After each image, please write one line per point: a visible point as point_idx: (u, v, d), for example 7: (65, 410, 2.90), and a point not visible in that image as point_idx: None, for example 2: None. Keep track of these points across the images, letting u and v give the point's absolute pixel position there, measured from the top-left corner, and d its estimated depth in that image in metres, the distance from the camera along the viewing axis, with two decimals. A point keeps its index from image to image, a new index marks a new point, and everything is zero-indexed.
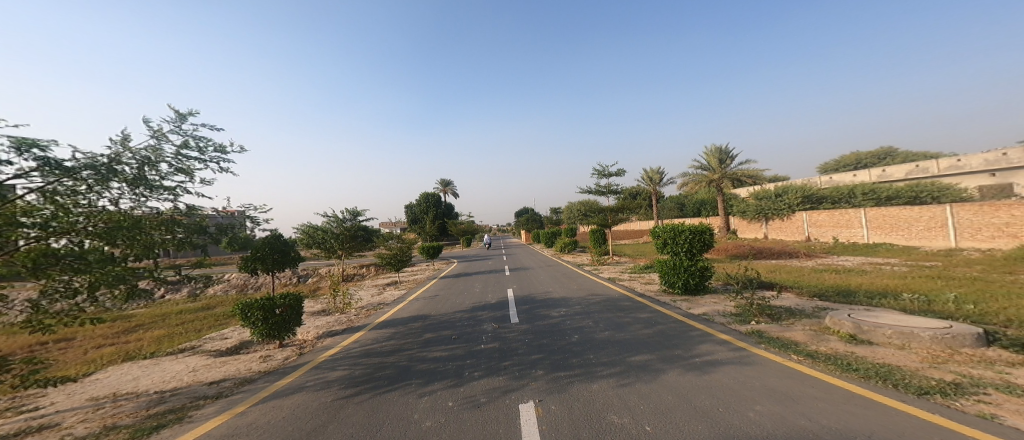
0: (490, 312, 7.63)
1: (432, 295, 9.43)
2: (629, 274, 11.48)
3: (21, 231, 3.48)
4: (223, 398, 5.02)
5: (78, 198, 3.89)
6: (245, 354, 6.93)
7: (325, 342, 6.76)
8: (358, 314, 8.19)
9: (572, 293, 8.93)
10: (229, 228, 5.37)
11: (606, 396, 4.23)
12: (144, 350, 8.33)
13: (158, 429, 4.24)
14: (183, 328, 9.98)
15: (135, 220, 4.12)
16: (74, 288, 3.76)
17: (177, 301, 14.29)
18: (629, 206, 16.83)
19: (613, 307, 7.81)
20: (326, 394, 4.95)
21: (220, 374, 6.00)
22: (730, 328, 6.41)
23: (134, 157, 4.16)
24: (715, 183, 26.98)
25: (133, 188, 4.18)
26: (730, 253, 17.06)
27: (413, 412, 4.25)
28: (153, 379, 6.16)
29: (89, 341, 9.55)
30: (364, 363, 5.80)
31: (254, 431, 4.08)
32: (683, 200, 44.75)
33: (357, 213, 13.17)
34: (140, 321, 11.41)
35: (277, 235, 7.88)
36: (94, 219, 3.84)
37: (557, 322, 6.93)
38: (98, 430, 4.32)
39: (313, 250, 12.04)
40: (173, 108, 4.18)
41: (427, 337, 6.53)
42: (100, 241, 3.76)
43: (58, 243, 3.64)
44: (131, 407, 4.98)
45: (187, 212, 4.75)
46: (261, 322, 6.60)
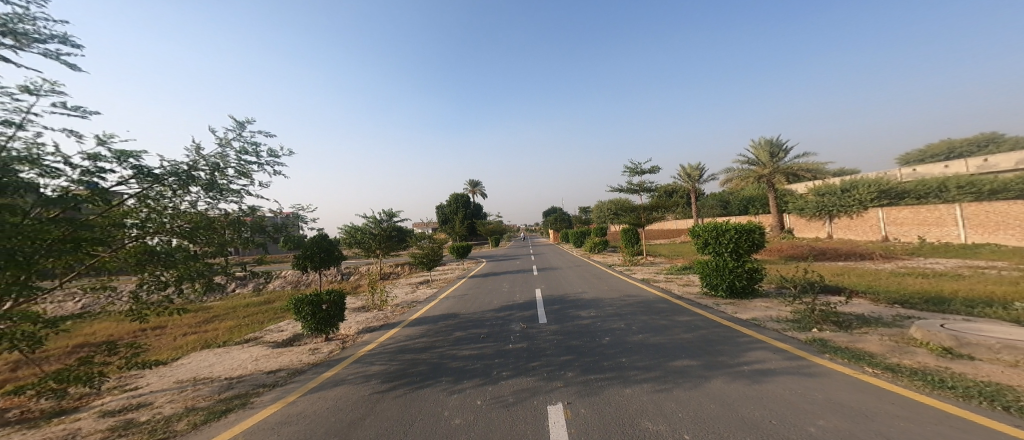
0: (519, 311, 7.64)
1: (462, 293, 9.62)
2: (667, 275, 10.99)
3: (126, 230, 4.17)
4: (279, 387, 5.48)
5: (165, 202, 4.49)
6: (297, 347, 7.52)
7: (365, 337, 7.15)
8: (394, 311, 8.55)
9: (603, 294, 8.70)
10: (284, 227, 5.84)
11: (640, 402, 4.09)
12: (218, 339, 9.32)
13: (227, 412, 4.71)
14: (248, 320, 10.99)
15: (210, 221, 4.71)
16: (164, 281, 4.46)
17: (244, 295, 15.76)
18: (664, 204, 16.18)
19: (648, 309, 7.53)
20: (365, 388, 5.25)
21: (277, 364, 6.57)
22: (787, 335, 5.93)
23: (207, 164, 4.73)
24: (765, 179, 24.87)
25: (208, 192, 4.74)
26: (786, 253, 15.76)
27: (443, 409, 4.39)
28: (222, 366, 6.87)
29: (177, 329, 10.86)
30: (399, 359, 6.07)
31: (305, 421, 4.41)
32: (728, 196, 41.82)
33: (393, 214, 13.61)
34: (216, 312, 12.75)
35: (325, 235, 8.45)
36: (181, 219, 4.52)
37: (588, 323, 6.79)
38: (180, 410, 4.90)
39: (354, 249, 12.75)
40: (232, 118, 4.86)
41: (457, 335, 6.67)
42: (184, 239, 4.43)
43: (152, 241, 4.30)
44: (206, 390, 5.61)
45: (250, 213, 5.25)
46: (310, 317, 7.16)
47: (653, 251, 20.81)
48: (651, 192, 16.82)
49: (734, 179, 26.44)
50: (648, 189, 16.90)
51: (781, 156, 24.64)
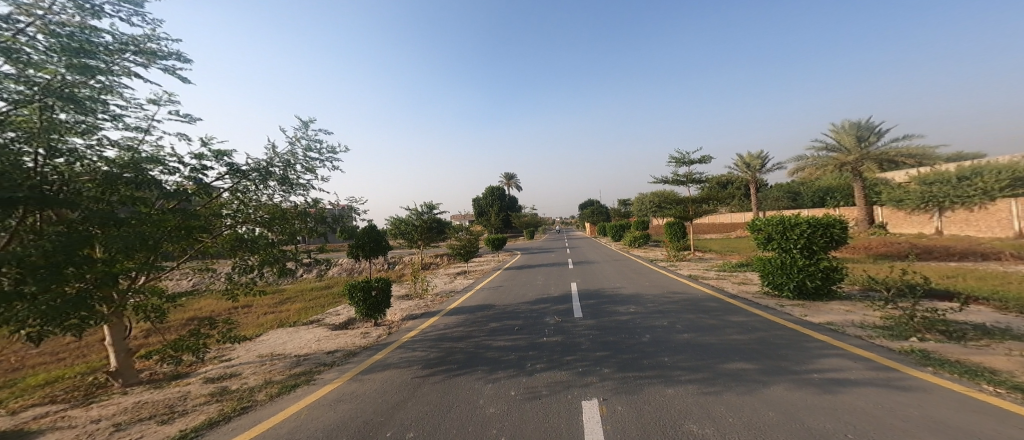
0: (553, 304, 7.48)
1: (496, 285, 9.66)
2: (719, 272, 10.11)
3: (223, 219, 4.85)
4: (336, 367, 5.93)
5: (251, 195, 5.13)
6: (352, 330, 8.07)
7: (408, 324, 7.48)
8: (434, 300, 8.83)
9: (644, 290, 8.21)
10: (341, 218, 6.25)
11: (684, 403, 3.78)
12: (291, 319, 10.36)
13: (295, 387, 5.18)
14: (314, 303, 12.06)
15: (283, 212, 5.29)
16: (249, 265, 5.13)
17: (310, 280, 17.33)
18: (716, 196, 14.92)
19: (695, 308, 6.96)
20: (407, 372, 5.48)
21: (335, 345, 7.12)
22: (875, 343, 5.10)
23: (282, 160, 5.24)
24: (849, 167, 21.72)
25: (281, 186, 5.31)
26: (877, 251, 13.70)
27: (478, 398, 4.42)
28: (292, 344, 7.59)
29: (260, 309, 12.28)
30: (438, 347, 6.24)
31: (356, 400, 4.70)
32: (798, 186, 37.41)
33: (433, 206, 13.85)
34: (290, 295, 14.18)
35: (375, 226, 8.97)
36: (261, 210, 5.15)
37: (628, 319, 6.45)
38: (261, 382, 5.49)
39: (399, 240, 13.35)
40: (298, 119, 5.44)
41: (492, 326, 6.70)
42: (264, 228, 5.07)
43: (242, 229, 4.99)
44: (280, 366, 6.25)
45: (314, 204, 5.74)
46: (361, 302, 7.62)
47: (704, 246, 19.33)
48: (700, 183, 15.52)
49: (807, 167, 23.45)
50: (696, 180, 15.62)
51: (871, 140, 21.32)
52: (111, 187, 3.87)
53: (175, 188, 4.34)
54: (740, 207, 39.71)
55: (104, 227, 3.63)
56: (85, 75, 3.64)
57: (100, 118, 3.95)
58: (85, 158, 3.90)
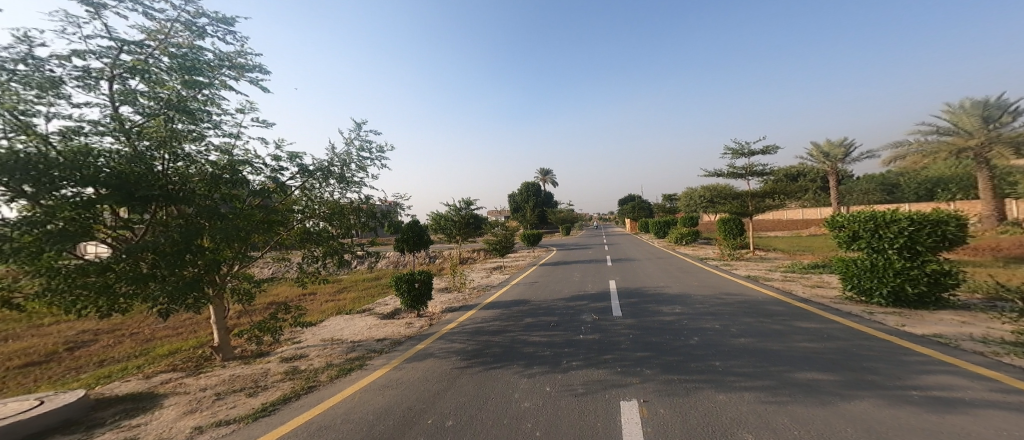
0: (591, 302, 7.28)
1: (533, 280, 9.61)
2: (788, 274, 9.18)
3: (295, 215, 5.38)
4: (385, 354, 6.28)
5: (317, 193, 5.60)
6: (398, 319, 8.49)
7: (447, 317, 7.70)
8: (470, 293, 9.03)
9: (690, 290, 7.68)
10: (389, 214, 6.52)
11: (738, 411, 3.34)
12: (347, 307, 11.13)
13: (351, 371, 5.57)
14: (365, 293, 12.84)
15: (342, 208, 5.74)
16: (314, 256, 5.67)
17: (363, 271, 18.45)
18: (783, 189, 13.57)
19: (755, 312, 6.36)
20: (447, 363, 5.65)
21: (383, 333, 7.53)
22: (998, 360, 4.14)
23: (340, 161, 5.65)
24: (971, 153, 18.54)
25: (340, 184, 5.74)
26: (1005, 255, 11.51)
27: (514, 392, 4.37)
28: (347, 331, 8.15)
29: (322, 296, 13.34)
30: (476, 340, 6.36)
31: (403, 386, 4.94)
32: (894, 178, 32.75)
33: (469, 201, 13.82)
34: (346, 284, 15.22)
35: (417, 221, 9.35)
36: (323, 206, 5.61)
37: (672, 321, 6.08)
38: (324, 364, 5.95)
39: (438, 234, 13.66)
40: (354, 121, 5.72)
41: (528, 321, 6.66)
42: (326, 222, 5.62)
43: (309, 224, 5.53)
44: (338, 350, 6.74)
45: (367, 200, 6.12)
46: (406, 294, 7.98)
47: (763, 244, 17.77)
48: (762, 176, 14.16)
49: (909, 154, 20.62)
50: (757, 172, 14.27)
51: (1004, 119, 18.21)
52: (215, 186, 4.38)
53: (260, 186, 4.85)
54: (816, 201, 35.80)
55: (211, 221, 4.14)
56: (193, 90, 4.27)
57: (204, 125, 4.47)
58: (194, 160, 4.35)
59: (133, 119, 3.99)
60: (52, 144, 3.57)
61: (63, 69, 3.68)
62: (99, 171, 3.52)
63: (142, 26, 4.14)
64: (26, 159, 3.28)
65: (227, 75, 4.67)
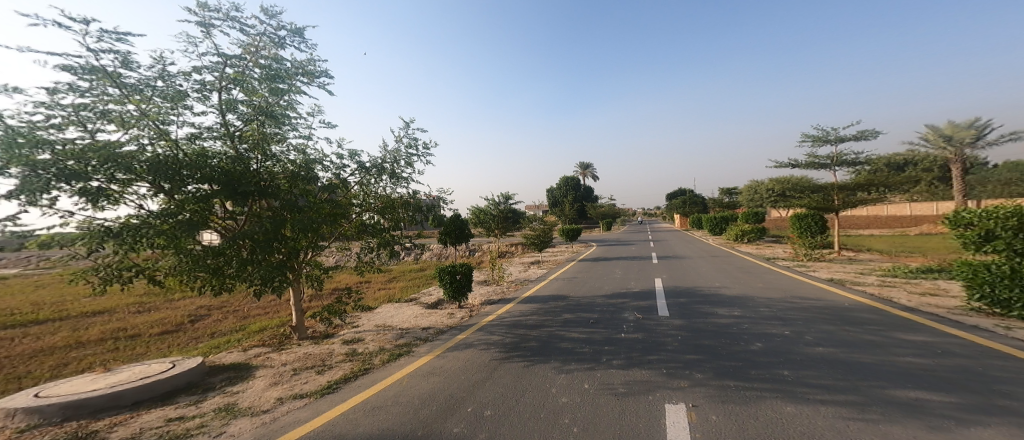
0: (634, 300, 7.00)
1: (572, 276, 9.48)
2: (893, 279, 8.01)
3: (355, 208, 5.76)
4: (428, 342, 6.53)
5: (373, 188, 5.96)
6: (441, 309, 8.77)
7: (486, 309, 7.82)
8: (508, 287, 9.11)
9: (754, 292, 7.14)
10: (432, 207, 6.69)
11: (817, 429, 2.41)
12: (396, 295, 11.76)
13: (399, 356, 5.86)
14: (412, 283, 13.44)
15: (394, 203, 6.05)
16: (370, 246, 6.02)
17: (410, 262, 19.36)
18: (884, 181, 12.01)
19: (838, 318, 5.54)
20: (485, 355, 5.75)
21: (427, 323, 7.82)
22: None
23: (391, 158, 5.97)
24: None
25: (392, 180, 6.05)
26: None
27: (552, 387, 4.12)
28: (397, 318, 8.58)
29: (376, 284, 14.21)
30: (513, 333, 6.41)
31: (446, 374, 5.11)
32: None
33: (507, 197, 13.65)
34: (396, 274, 16.06)
35: (458, 215, 9.72)
36: (376, 201, 5.93)
37: (729, 324, 5.56)
38: (377, 348, 6.32)
39: (477, 228, 13.86)
40: (404, 119, 5.95)
41: (566, 318, 6.52)
42: (381, 216, 5.93)
43: (366, 216, 5.88)
44: (389, 335, 7.14)
45: (415, 195, 6.38)
46: (448, 285, 8.22)
47: (851, 244, 15.88)
48: (853, 166, 12.71)
49: None
50: (847, 161, 12.81)
51: None
52: (294, 182, 4.90)
53: (327, 182, 5.20)
54: (933, 195, 30.65)
55: (291, 212, 4.75)
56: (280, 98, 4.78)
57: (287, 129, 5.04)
58: (279, 159, 4.91)
59: (234, 125, 4.62)
60: (178, 149, 4.26)
61: (187, 83, 4.35)
62: (211, 171, 4.13)
63: (241, 41, 4.56)
64: (163, 159, 3.92)
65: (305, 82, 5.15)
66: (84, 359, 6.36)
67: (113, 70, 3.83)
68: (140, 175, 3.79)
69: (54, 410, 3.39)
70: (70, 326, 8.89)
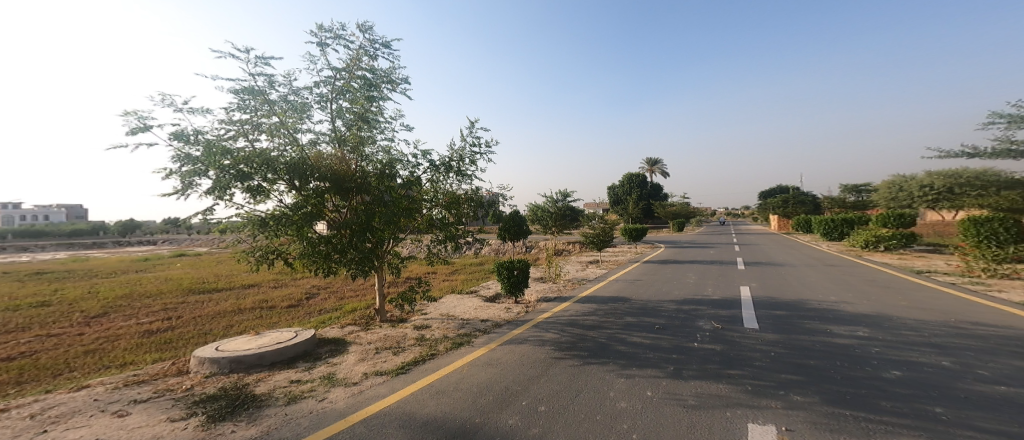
0: (704, 307, 6.48)
1: (634, 278, 9.06)
2: None
3: (426, 204, 5.91)
4: (486, 334, 6.57)
5: (442, 185, 6.07)
6: (498, 303, 8.81)
7: (542, 307, 7.72)
8: (565, 285, 8.94)
9: (873, 306, 6.17)
10: (492, 203, 6.75)
11: None
12: (457, 287, 12.09)
13: (459, 345, 5.94)
14: (472, 276, 13.73)
15: (460, 199, 6.14)
16: (439, 239, 6.14)
17: (471, 256, 19.88)
18: None
19: (981, 337, 4.56)
20: (541, 351, 5.65)
21: (485, 315, 7.88)
22: None
23: (457, 155, 6.07)
24: None
25: (456, 176, 6.14)
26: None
27: (610, 391, 3.91)
28: (457, 309, 8.78)
29: (439, 274, 14.75)
30: (570, 332, 6.24)
31: (501, 366, 5.10)
32: None
33: (566, 194, 13.63)
34: (457, 267, 16.57)
35: (516, 213, 9.95)
36: (443, 197, 6.00)
37: (836, 342, 4.43)
38: (440, 336, 6.49)
39: (535, 225, 13.82)
40: (469, 118, 5.98)
41: (628, 321, 6.20)
42: (448, 211, 6.03)
43: (433, 211, 6.00)
44: (451, 324, 7.30)
45: (476, 191, 6.40)
46: (505, 280, 8.23)
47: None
48: None
49: None
50: None
51: None
52: (382, 180, 5.14)
53: (406, 180, 5.39)
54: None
55: (381, 207, 5.13)
56: (374, 103, 5.21)
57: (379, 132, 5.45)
58: (372, 158, 5.22)
59: (341, 130, 5.12)
60: (303, 153, 4.75)
61: (313, 97, 4.97)
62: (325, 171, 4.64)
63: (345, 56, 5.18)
64: (301, 163, 4.65)
65: (393, 88, 5.47)
66: (242, 323, 7.45)
67: (262, 89, 4.60)
68: (282, 174, 4.57)
69: (225, 363, 4.27)
70: (234, 294, 10.62)
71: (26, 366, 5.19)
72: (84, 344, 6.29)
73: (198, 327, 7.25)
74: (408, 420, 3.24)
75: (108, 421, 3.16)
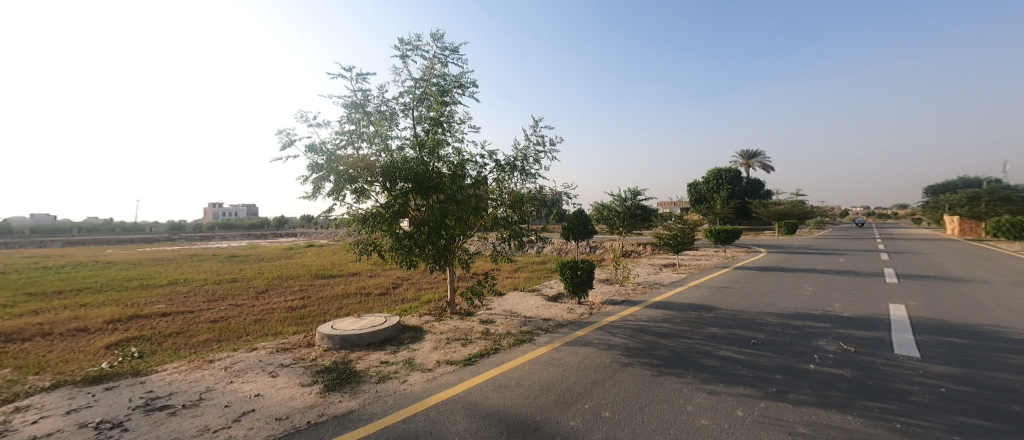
0: (801, 321, 5.71)
1: (712, 285, 8.32)
2: None
3: (492, 203, 5.90)
4: (549, 334, 6.39)
5: (506, 184, 6.01)
6: (561, 303, 8.59)
7: (608, 309, 7.38)
8: (635, 288, 8.46)
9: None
10: (556, 202, 6.55)
11: None
12: (519, 284, 12.06)
13: (521, 342, 5.83)
14: (534, 274, 13.64)
15: (523, 198, 6.04)
16: (501, 237, 6.05)
17: (533, 254, 19.82)
18: None
19: None
20: (607, 356, 5.33)
21: (547, 314, 7.69)
22: None
23: (521, 155, 5.98)
24: None
25: (518, 175, 6.02)
26: None
27: (687, 405, 3.52)
28: (520, 306, 8.70)
29: (503, 271, 14.86)
30: (641, 338, 5.84)
31: (563, 367, 4.89)
32: None
33: (637, 192, 12.95)
34: (520, 265, 16.59)
35: (581, 212, 9.65)
36: (507, 198, 5.94)
37: (991, 373, 3.59)
38: (502, 331, 6.43)
39: (601, 225, 13.38)
40: (533, 117, 5.94)
41: (712, 331, 5.62)
42: (511, 210, 5.95)
43: (497, 210, 5.96)
44: (513, 321, 7.22)
45: (539, 190, 6.28)
46: (568, 280, 7.99)
47: None
48: None
49: None
50: None
51: None
52: (455, 181, 5.17)
53: (474, 180, 5.44)
54: None
55: (453, 206, 5.08)
56: (447, 107, 5.30)
57: (452, 135, 5.55)
58: (446, 159, 5.27)
59: (421, 135, 5.31)
60: (393, 157, 4.99)
61: (399, 105, 5.22)
62: (408, 172, 4.81)
63: (421, 65, 5.39)
64: (394, 165, 4.84)
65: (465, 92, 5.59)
66: (349, 306, 8.00)
67: (364, 103, 4.91)
68: (379, 178, 4.93)
69: (339, 340, 4.63)
70: (345, 280, 11.61)
71: (223, 328, 6.21)
72: (255, 313, 7.29)
73: (321, 306, 7.99)
74: (474, 408, 3.19)
75: (265, 379, 3.65)
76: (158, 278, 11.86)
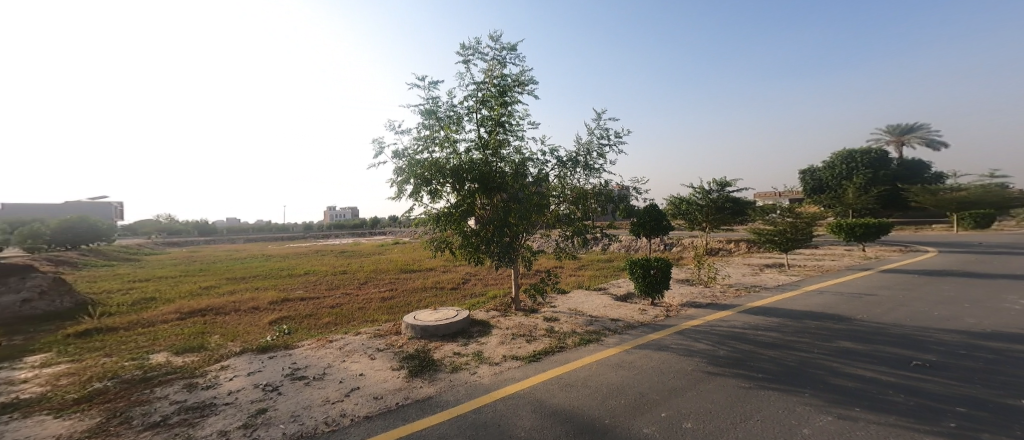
0: (952, 339, 4.65)
1: (821, 291, 7.24)
2: None
3: (554, 200, 5.55)
4: (619, 335, 5.89)
5: (568, 178, 5.63)
6: (632, 304, 8.00)
7: (689, 313, 6.70)
8: (724, 291, 7.61)
9: None
10: (623, 198, 6.10)
11: None
12: (586, 282, 11.60)
13: (588, 342, 5.41)
14: (602, 273, 13.07)
15: (586, 193, 5.62)
16: (566, 234, 5.67)
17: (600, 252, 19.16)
18: None
19: None
20: (687, 362, 4.72)
21: (616, 314, 7.18)
22: None
23: (583, 148, 5.60)
24: None
25: (580, 169, 5.62)
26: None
27: (797, 423, 2.87)
28: (587, 304, 8.27)
29: (569, 269, 14.49)
30: (731, 346, 5.13)
31: (635, 370, 4.39)
32: None
33: (725, 181, 11.68)
34: (586, 262, 16.08)
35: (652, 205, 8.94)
36: (570, 193, 5.56)
37: None
38: (569, 330, 6.06)
39: (679, 220, 12.47)
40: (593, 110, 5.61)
41: (842, 345, 4.78)
42: (574, 206, 5.56)
43: (561, 206, 5.58)
44: (580, 320, 6.82)
45: (603, 184, 5.83)
46: (640, 279, 7.40)
47: None
48: None
49: None
50: None
51: None
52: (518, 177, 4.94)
53: (536, 177, 5.20)
54: None
55: (517, 205, 4.93)
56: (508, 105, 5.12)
57: (512, 134, 5.33)
58: (509, 156, 5.04)
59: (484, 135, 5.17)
60: (464, 158, 4.90)
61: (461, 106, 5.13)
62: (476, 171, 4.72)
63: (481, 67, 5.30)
64: (464, 166, 4.77)
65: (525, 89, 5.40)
66: (427, 299, 8.19)
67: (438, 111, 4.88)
68: (451, 180, 4.77)
69: (421, 330, 4.61)
70: (424, 275, 12.11)
71: (338, 312, 6.62)
72: (364, 301, 7.75)
73: (406, 297, 8.28)
74: (540, 406, 2.89)
75: (368, 361, 3.68)
76: (299, 268, 13.40)
